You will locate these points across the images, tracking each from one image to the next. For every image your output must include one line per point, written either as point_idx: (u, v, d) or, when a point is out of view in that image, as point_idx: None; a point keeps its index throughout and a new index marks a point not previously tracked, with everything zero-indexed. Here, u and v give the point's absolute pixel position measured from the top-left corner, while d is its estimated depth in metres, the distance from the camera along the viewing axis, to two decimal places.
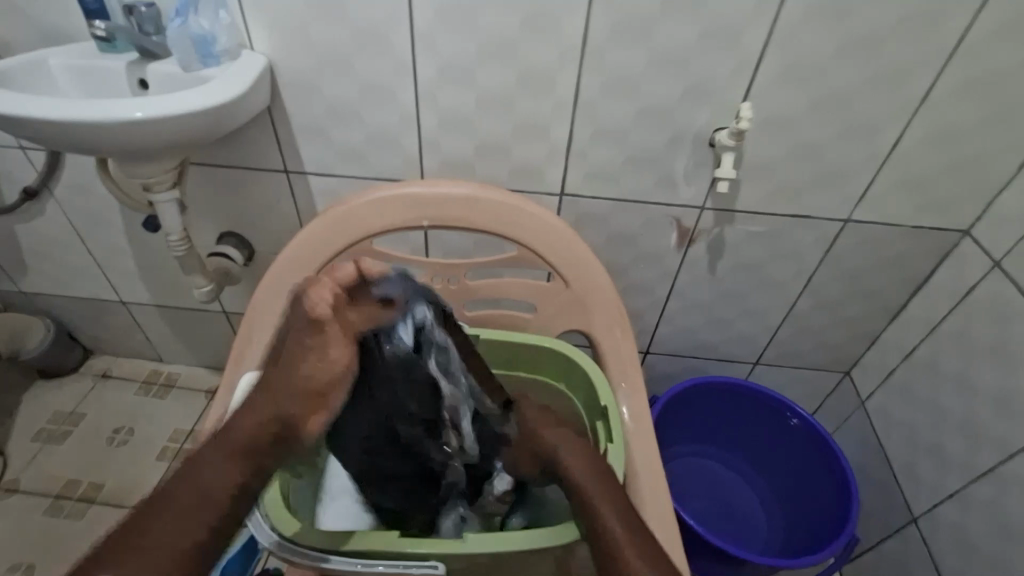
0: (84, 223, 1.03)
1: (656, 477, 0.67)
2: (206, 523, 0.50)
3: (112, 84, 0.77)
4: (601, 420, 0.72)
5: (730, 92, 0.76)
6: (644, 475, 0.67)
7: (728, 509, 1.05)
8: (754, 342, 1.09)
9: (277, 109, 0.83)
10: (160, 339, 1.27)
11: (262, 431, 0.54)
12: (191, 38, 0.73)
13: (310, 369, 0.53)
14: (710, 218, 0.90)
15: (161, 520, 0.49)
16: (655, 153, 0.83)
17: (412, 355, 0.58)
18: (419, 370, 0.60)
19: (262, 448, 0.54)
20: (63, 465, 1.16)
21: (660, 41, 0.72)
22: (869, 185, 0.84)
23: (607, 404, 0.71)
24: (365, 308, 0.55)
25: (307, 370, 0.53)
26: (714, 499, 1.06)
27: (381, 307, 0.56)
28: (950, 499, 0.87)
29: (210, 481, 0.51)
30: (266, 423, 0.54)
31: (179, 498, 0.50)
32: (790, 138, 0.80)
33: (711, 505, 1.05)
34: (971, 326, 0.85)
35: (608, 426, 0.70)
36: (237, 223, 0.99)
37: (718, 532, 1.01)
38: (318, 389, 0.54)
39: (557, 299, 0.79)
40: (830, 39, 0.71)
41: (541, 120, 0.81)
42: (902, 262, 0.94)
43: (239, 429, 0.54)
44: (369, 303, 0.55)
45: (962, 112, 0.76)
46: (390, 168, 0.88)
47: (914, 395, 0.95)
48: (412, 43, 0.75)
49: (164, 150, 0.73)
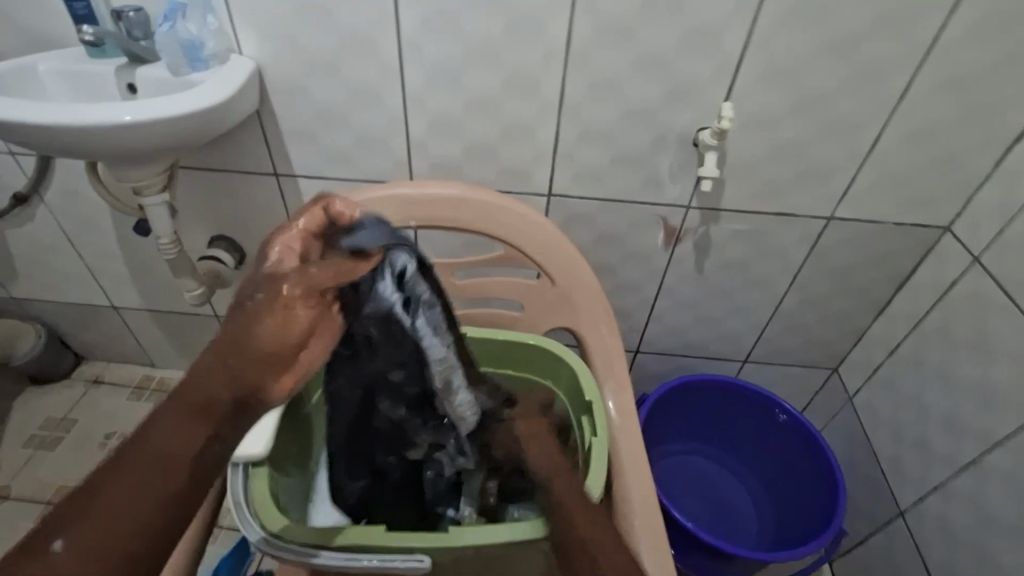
0: (75, 228, 1.04)
1: (643, 474, 0.68)
2: (163, 508, 0.42)
3: (101, 89, 0.78)
4: (587, 415, 0.73)
5: (711, 93, 0.78)
6: (632, 473, 0.68)
7: (718, 505, 1.05)
8: (743, 340, 1.10)
9: (266, 113, 0.83)
10: (152, 344, 1.28)
11: (223, 395, 0.45)
12: (179, 43, 0.74)
13: (276, 320, 0.45)
14: (696, 217, 0.91)
15: (104, 504, 0.40)
16: (640, 153, 0.84)
17: (393, 313, 0.58)
18: (403, 337, 0.60)
19: (221, 417, 0.45)
20: (55, 471, 1.15)
21: (642, 44, 0.74)
22: (851, 183, 0.86)
23: (593, 399, 0.71)
24: (336, 258, 0.50)
25: (274, 316, 0.45)
26: (705, 496, 1.06)
27: (353, 258, 0.51)
28: (935, 492, 0.88)
29: (163, 452, 0.43)
30: (226, 385, 0.45)
31: (124, 476, 0.41)
32: (772, 138, 0.82)
33: (702, 502, 1.05)
34: (952, 320, 0.87)
35: (593, 420, 0.71)
36: (227, 227, 1.00)
37: (709, 528, 1.02)
38: (285, 347, 0.46)
39: (544, 297, 0.80)
40: (808, 40, 0.72)
41: (527, 122, 0.82)
42: (886, 259, 0.95)
43: (192, 394, 0.44)
44: (341, 253, 0.51)
45: (939, 110, 0.78)
46: (379, 170, 0.88)
47: (900, 390, 0.96)
48: (398, 48, 0.76)
49: (153, 154, 0.74)
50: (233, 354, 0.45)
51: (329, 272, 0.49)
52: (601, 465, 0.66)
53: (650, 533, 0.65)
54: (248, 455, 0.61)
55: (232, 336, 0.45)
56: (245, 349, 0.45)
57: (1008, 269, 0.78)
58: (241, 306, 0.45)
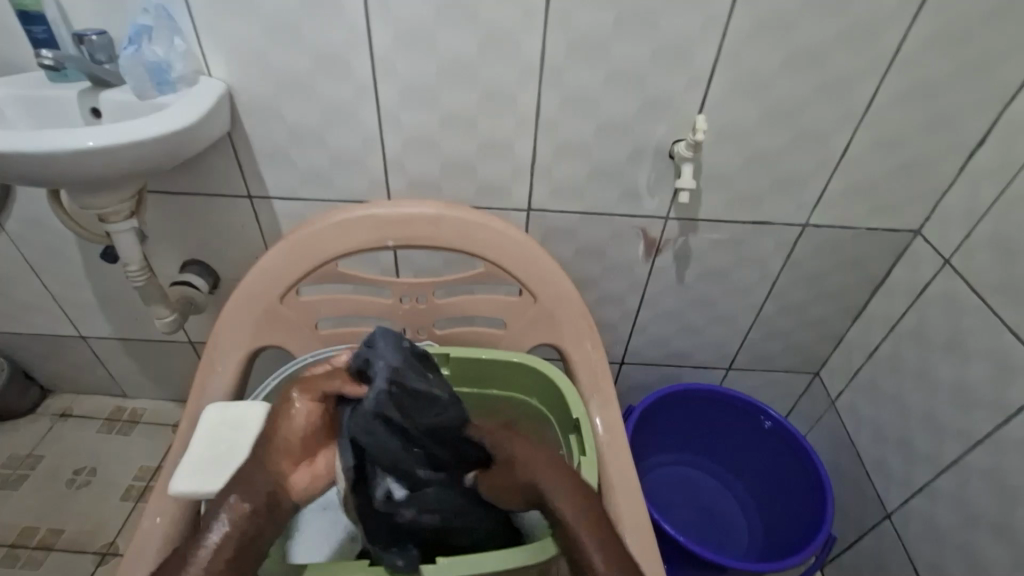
0: (38, 256, 1.00)
1: (636, 503, 0.66)
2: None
3: (63, 113, 0.75)
4: (575, 434, 0.71)
5: (684, 106, 0.79)
6: (624, 503, 0.66)
7: (710, 517, 1.05)
8: (725, 347, 1.11)
9: (238, 133, 0.82)
10: (122, 374, 1.23)
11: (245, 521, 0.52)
12: (145, 66, 0.71)
13: (312, 463, 0.59)
14: (674, 228, 0.92)
15: None
16: (618, 166, 0.85)
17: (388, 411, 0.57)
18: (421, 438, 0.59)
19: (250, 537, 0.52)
20: (19, 512, 1.10)
21: (616, 58, 0.74)
22: (824, 189, 0.87)
23: (579, 416, 0.70)
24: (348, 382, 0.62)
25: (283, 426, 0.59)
26: (696, 507, 1.06)
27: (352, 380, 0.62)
28: (920, 492, 0.89)
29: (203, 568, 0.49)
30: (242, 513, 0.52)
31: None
32: (745, 148, 0.83)
33: (694, 514, 1.05)
34: (927, 322, 0.88)
35: (581, 438, 0.70)
36: (200, 251, 0.97)
37: (702, 540, 1.02)
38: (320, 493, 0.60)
39: (526, 313, 0.78)
40: (777, 52, 0.74)
41: (505, 136, 0.82)
42: (860, 263, 0.97)
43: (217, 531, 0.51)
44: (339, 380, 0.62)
45: (903, 119, 0.80)
46: (355, 189, 0.87)
47: (880, 391, 0.98)
48: (371, 66, 0.75)
49: (119, 180, 0.71)
50: (257, 494, 0.53)
51: (328, 387, 0.62)
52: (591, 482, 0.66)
53: (644, 550, 0.64)
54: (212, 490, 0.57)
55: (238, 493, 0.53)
56: (274, 483, 0.55)
57: (978, 270, 0.80)
58: (283, 451, 0.58)
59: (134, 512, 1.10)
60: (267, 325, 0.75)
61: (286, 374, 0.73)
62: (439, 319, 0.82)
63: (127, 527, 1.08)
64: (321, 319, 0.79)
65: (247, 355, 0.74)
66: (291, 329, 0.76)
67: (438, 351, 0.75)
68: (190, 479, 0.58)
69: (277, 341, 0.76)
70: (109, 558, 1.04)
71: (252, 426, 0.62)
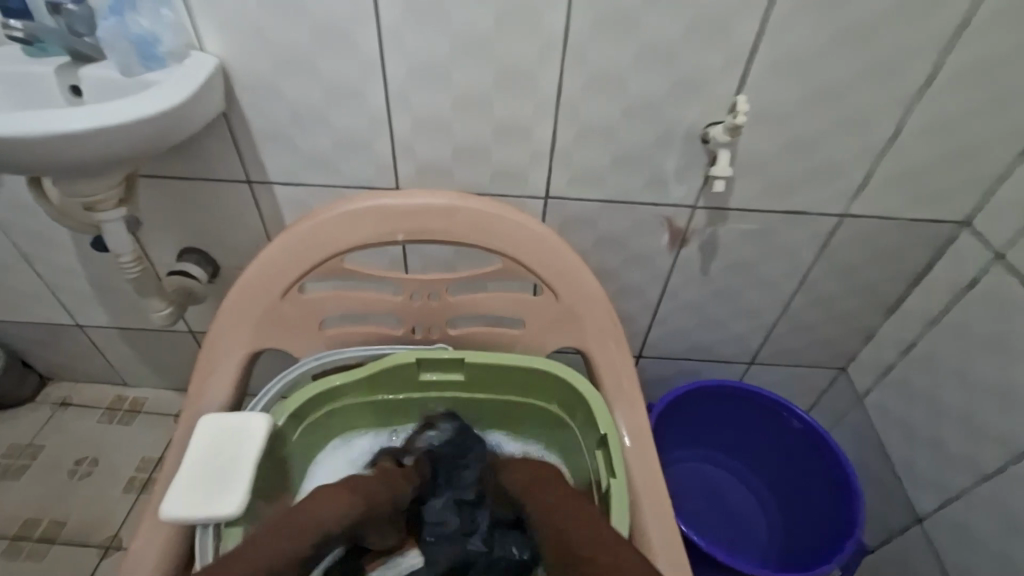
0: (27, 242, 0.95)
1: (671, 535, 0.61)
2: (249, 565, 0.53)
3: (42, 92, 0.69)
4: (601, 448, 0.66)
5: (721, 86, 0.72)
6: (656, 535, 0.62)
7: (719, 505, 1.03)
8: (749, 341, 1.05)
9: (234, 114, 0.75)
10: (122, 362, 1.19)
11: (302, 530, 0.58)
12: (129, 39, 0.65)
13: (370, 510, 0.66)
14: (702, 217, 0.86)
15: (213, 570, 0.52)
16: (644, 152, 0.78)
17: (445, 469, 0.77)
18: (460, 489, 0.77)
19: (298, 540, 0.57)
20: (20, 503, 1.07)
21: (646, 32, 0.67)
22: (866, 178, 0.81)
23: (607, 431, 0.65)
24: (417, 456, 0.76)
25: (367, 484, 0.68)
26: (704, 495, 1.03)
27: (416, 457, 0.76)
28: (956, 500, 0.85)
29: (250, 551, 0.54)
30: (302, 525, 0.59)
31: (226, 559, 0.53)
32: (784, 132, 0.76)
33: (703, 503, 1.02)
34: (973, 320, 0.83)
35: (608, 456, 0.65)
36: (198, 239, 0.92)
37: (709, 531, 0.99)
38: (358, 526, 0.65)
39: (546, 313, 0.73)
40: (826, 26, 0.66)
41: (522, 119, 0.75)
42: (898, 255, 0.91)
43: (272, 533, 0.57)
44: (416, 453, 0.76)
45: (960, 100, 0.73)
46: (360, 174, 0.81)
47: (914, 391, 0.93)
48: (378, 41, 0.68)
49: (107, 166, 0.66)
50: (322, 513, 0.61)
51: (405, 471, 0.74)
52: (620, 508, 0.61)
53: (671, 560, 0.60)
54: (219, 516, 0.54)
55: (304, 510, 0.61)
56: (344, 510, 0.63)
57: None
58: (356, 495, 0.65)
59: (137, 505, 1.08)
60: (267, 325, 0.70)
61: (291, 378, 0.69)
62: (453, 317, 0.77)
63: (130, 519, 1.06)
64: (326, 318, 0.74)
65: (247, 357, 0.69)
66: (293, 329, 0.71)
67: (452, 355, 0.71)
68: (185, 502, 0.54)
69: (279, 342, 0.71)
70: (112, 552, 1.02)
71: (252, 437, 0.58)
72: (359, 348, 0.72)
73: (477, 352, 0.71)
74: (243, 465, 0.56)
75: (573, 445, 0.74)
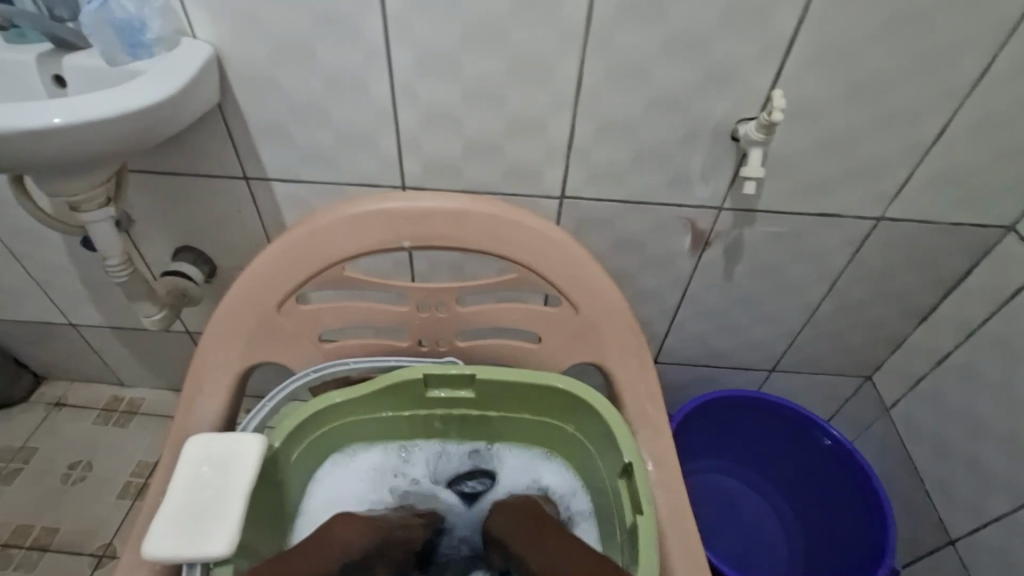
0: (16, 239, 0.91)
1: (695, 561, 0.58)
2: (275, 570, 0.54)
3: (22, 83, 0.64)
4: (623, 478, 0.62)
5: (755, 78, 0.66)
6: (679, 566, 0.58)
7: (731, 515, 0.99)
8: (771, 348, 1.00)
9: (229, 106, 0.70)
10: (118, 363, 1.15)
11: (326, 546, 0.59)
12: (113, 25, 0.60)
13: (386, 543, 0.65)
14: (727, 219, 0.81)
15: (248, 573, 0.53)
16: (668, 149, 0.73)
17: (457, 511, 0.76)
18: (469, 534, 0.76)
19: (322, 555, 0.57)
20: (13, 509, 1.04)
21: (674, 19, 0.61)
22: (906, 179, 0.75)
23: (632, 459, 0.60)
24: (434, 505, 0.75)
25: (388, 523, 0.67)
26: (717, 504, 1.00)
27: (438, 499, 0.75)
28: (994, 523, 0.80)
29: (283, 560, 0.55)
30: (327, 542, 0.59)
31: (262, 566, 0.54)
32: (821, 129, 0.70)
33: (715, 513, 0.99)
34: (1017, 332, 0.77)
35: (633, 487, 0.60)
36: (193, 238, 0.88)
37: (721, 542, 0.96)
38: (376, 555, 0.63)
39: (562, 325, 0.68)
40: (875, 13, 0.61)
41: (537, 113, 0.70)
42: (935, 261, 0.85)
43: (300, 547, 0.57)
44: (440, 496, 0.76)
45: (1016, 96, 0.67)
46: (363, 170, 0.76)
47: (948, 405, 0.87)
48: (384, 28, 0.63)
49: (91, 163, 0.61)
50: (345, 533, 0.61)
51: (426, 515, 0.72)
52: (648, 547, 0.56)
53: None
54: (206, 554, 0.50)
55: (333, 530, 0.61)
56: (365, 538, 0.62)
57: None
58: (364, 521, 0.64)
59: (132, 512, 1.04)
60: (263, 337, 0.65)
61: (289, 395, 0.65)
62: (462, 328, 0.72)
63: (123, 528, 1.02)
64: (326, 329, 0.70)
65: (241, 372, 0.65)
66: (291, 342, 0.67)
67: (461, 370, 0.67)
68: (171, 538, 0.50)
69: (276, 355, 0.67)
70: (105, 562, 0.99)
71: (245, 463, 0.54)
72: (362, 361, 0.68)
73: (489, 367, 0.67)
74: (234, 495, 0.53)
75: (590, 469, 0.70)
